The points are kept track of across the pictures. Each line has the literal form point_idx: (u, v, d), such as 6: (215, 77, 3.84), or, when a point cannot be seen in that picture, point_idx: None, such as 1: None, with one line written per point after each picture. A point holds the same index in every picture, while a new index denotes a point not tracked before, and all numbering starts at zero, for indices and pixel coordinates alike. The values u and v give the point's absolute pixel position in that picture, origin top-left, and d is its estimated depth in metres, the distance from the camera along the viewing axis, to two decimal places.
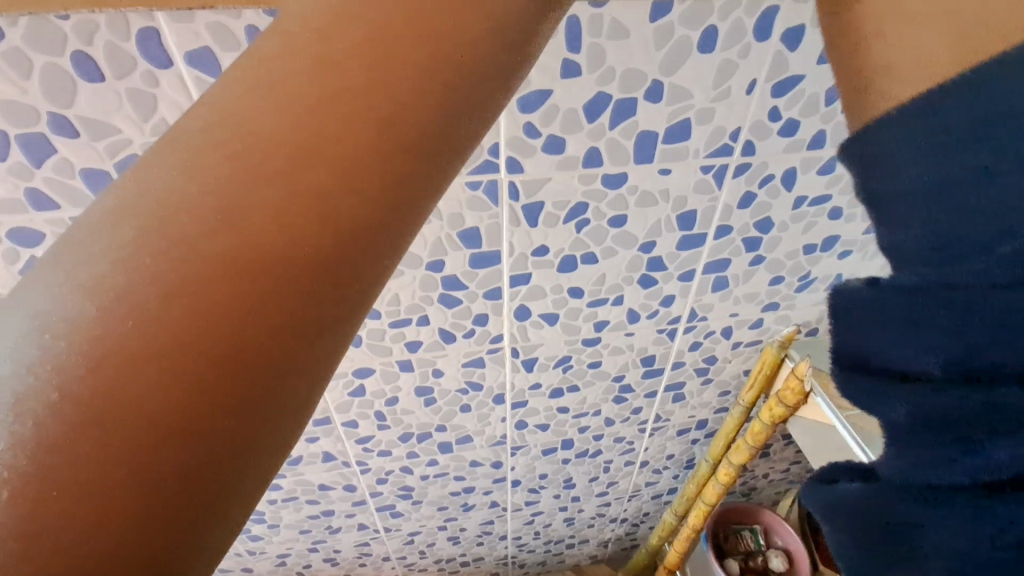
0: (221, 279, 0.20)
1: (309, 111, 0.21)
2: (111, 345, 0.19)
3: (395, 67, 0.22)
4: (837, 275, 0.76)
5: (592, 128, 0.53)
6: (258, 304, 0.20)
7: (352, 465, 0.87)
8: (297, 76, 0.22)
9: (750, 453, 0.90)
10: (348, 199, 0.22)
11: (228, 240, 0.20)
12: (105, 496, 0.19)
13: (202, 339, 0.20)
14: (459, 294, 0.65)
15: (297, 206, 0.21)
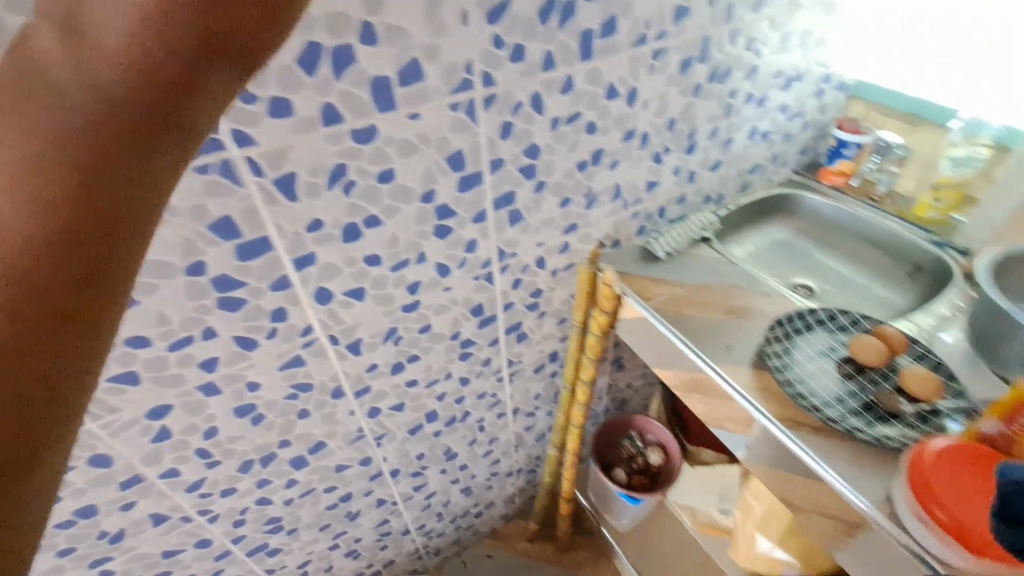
0: (27, 336, 0.22)
1: (37, 153, 0.20)
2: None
3: (112, 88, 0.20)
4: (615, 185, 0.84)
5: (315, 81, 0.50)
6: (35, 348, 0.22)
7: (194, 518, 0.78)
8: (63, 116, 0.20)
9: (595, 366, 0.98)
10: (106, 254, 0.22)
11: (17, 295, 0.21)
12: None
13: (18, 367, 0.22)
14: (239, 293, 0.59)
15: (65, 266, 0.22)
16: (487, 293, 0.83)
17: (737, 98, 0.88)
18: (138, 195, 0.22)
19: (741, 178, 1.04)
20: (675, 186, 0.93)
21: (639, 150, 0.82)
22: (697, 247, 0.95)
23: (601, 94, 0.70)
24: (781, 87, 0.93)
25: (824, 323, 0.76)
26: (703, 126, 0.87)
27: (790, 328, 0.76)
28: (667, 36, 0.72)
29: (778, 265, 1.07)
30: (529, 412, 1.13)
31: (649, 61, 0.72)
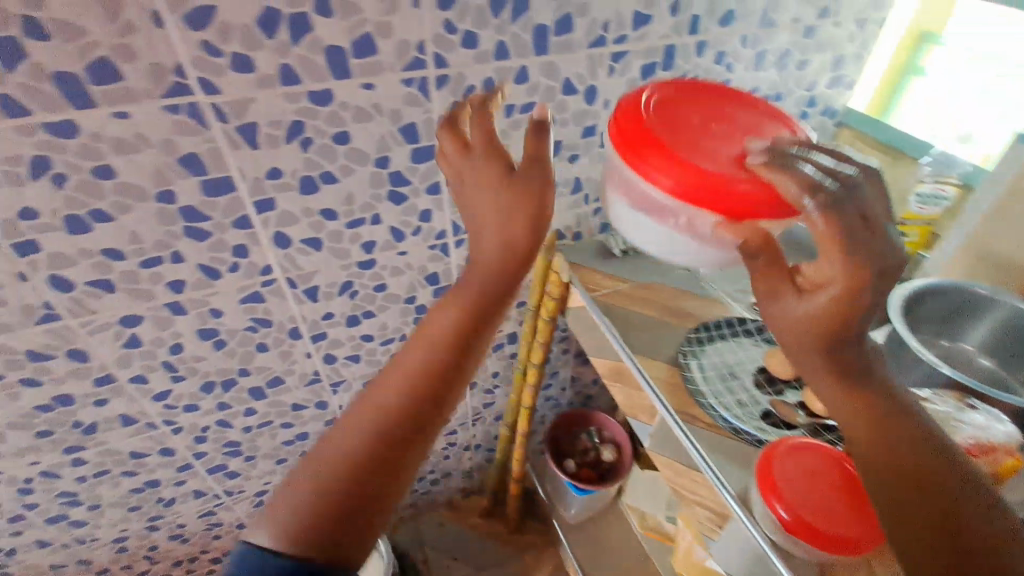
0: (391, 435, 0.53)
1: (377, 449, 0.53)
2: (334, 465, 0.52)
3: (401, 391, 0.55)
4: (575, 179, 0.89)
5: (274, 43, 0.58)
6: (414, 420, 0.54)
7: (159, 427, 0.88)
8: (387, 415, 0.54)
9: (543, 350, 1.02)
10: (433, 364, 0.56)
11: (377, 448, 0.53)
12: (338, 500, 0.50)
13: (408, 427, 0.54)
14: (205, 225, 0.68)
15: (421, 380, 0.55)
16: (443, 264, 0.89)
17: None
18: (443, 383, 0.56)
19: None
20: None
21: (599, 149, 0.86)
22: None
23: (555, 89, 0.76)
24: None
25: (750, 332, 0.80)
26: None
27: (713, 332, 0.80)
28: (627, 41, 0.75)
29: None
30: (488, 388, 1.19)
31: (608, 63, 0.77)
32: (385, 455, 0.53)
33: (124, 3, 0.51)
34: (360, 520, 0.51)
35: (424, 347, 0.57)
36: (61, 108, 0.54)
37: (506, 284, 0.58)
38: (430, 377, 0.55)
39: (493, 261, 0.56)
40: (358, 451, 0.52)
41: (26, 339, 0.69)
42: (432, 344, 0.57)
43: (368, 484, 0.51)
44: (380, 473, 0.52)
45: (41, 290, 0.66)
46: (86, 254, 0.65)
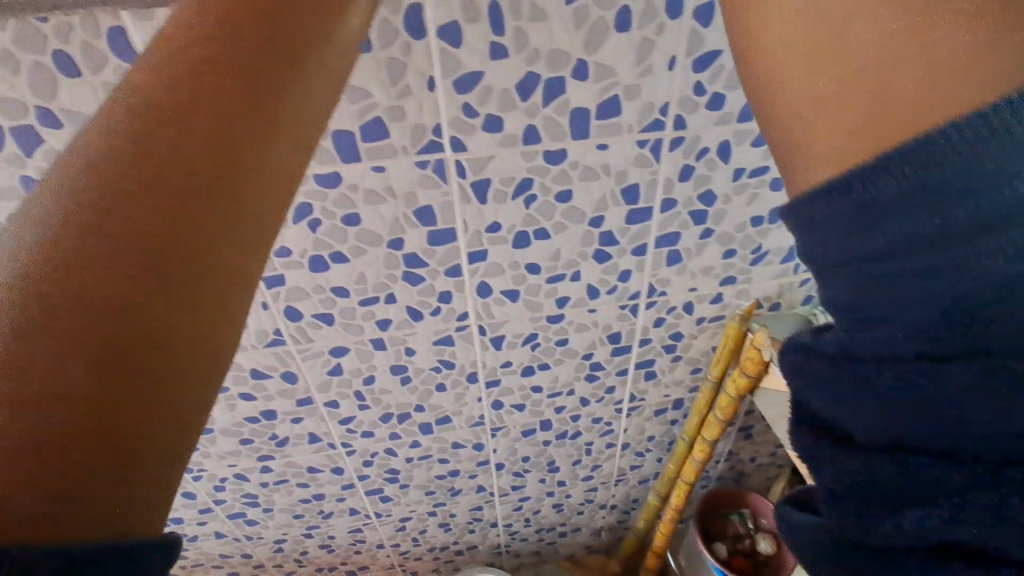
0: (136, 257, 0.29)
1: (107, 272, 0.28)
2: (35, 321, 0.26)
3: (159, 235, 0.30)
4: (790, 247, 0.79)
5: (526, 106, 0.58)
6: (164, 262, 0.29)
7: (337, 447, 0.93)
8: (100, 273, 0.28)
9: (721, 426, 0.92)
10: (166, 224, 0.30)
11: (122, 264, 0.28)
12: (56, 369, 0.25)
13: (129, 304, 0.28)
14: (421, 271, 0.70)
15: (133, 268, 0.29)
16: (628, 325, 0.85)
17: None
18: (177, 221, 0.30)
19: None
20: None
21: None
22: None
23: None
24: None
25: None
26: None
27: None
28: None
29: None
30: (639, 451, 1.11)
31: None
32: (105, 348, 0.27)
33: (406, 69, 0.53)
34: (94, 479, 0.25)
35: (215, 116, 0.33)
36: (333, 162, 0.58)
37: (230, 125, 0.34)
38: (186, 207, 0.31)
39: (162, 85, 0.33)
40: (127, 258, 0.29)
41: (255, 360, 0.76)
42: (132, 92, 0.32)
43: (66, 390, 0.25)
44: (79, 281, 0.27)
45: (277, 318, 0.71)
46: (318, 291, 0.69)
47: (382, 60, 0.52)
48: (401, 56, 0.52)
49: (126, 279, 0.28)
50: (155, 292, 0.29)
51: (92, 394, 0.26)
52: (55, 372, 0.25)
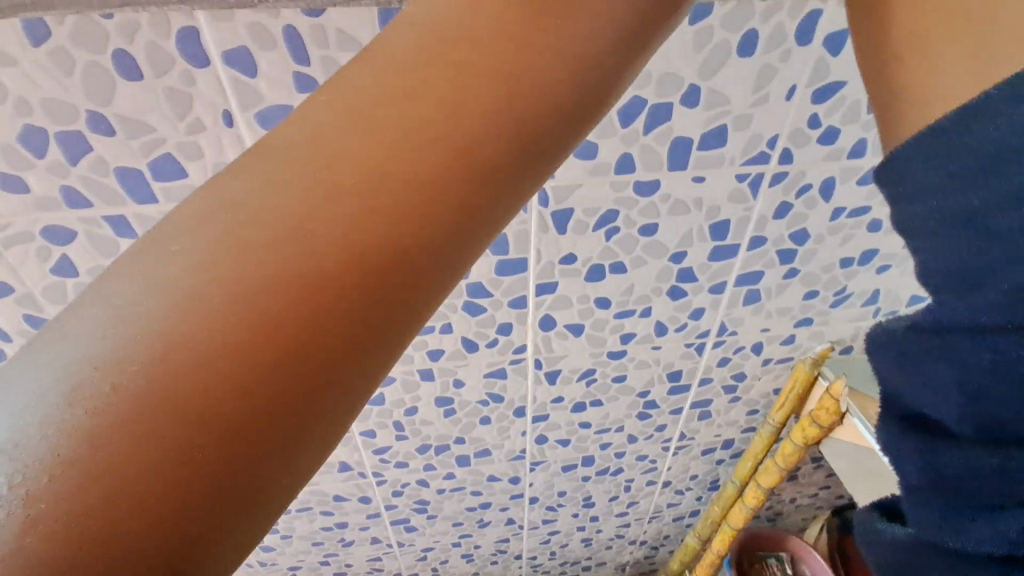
0: (288, 271, 0.22)
1: (261, 288, 0.21)
2: (178, 338, 0.20)
3: (319, 243, 0.22)
4: (875, 291, 0.73)
5: (626, 132, 0.52)
6: (315, 283, 0.22)
7: (368, 477, 0.86)
8: (251, 290, 0.21)
9: (781, 475, 0.85)
10: (332, 233, 0.22)
11: (268, 279, 0.21)
12: (184, 403, 0.20)
13: (277, 332, 0.21)
14: (484, 301, 0.64)
15: (294, 293, 0.21)
16: (691, 363, 0.79)
17: None
18: (339, 227, 0.22)
19: None
20: None
21: None
22: None
23: None
24: None
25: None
26: None
27: None
28: None
29: None
30: (679, 489, 1.05)
31: None
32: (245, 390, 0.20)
33: None
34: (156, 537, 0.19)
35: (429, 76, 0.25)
36: None
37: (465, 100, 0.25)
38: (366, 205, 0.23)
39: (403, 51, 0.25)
40: (276, 258, 0.22)
41: None
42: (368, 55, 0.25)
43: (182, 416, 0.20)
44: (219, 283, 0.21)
45: None
46: None
47: None
48: None
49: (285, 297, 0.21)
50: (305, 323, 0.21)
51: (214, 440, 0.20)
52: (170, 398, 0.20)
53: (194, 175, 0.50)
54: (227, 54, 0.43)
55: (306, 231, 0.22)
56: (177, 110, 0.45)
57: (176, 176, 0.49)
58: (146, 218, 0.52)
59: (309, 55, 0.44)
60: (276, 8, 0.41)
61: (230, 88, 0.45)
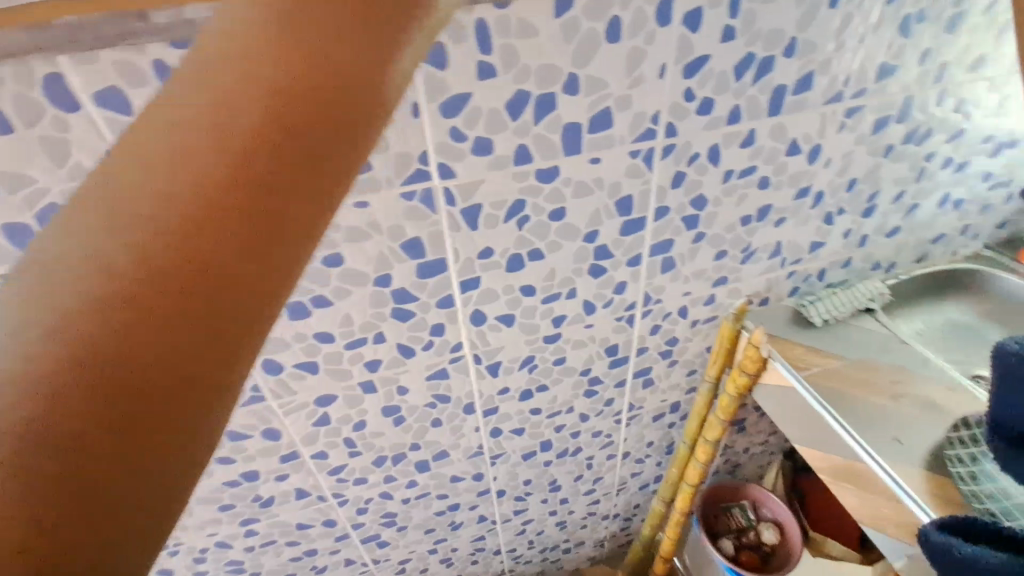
0: (146, 288, 0.20)
1: (114, 316, 0.20)
2: (20, 383, 0.19)
3: (181, 260, 0.21)
4: (777, 243, 0.79)
5: (516, 124, 0.54)
6: (181, 296, 0.21)
7: (329, 499, 0.85)
8: (99, 323, 0.20)
9: (724, 427, 0.91)
10: (197, 249, 0.21)
11: (127, 305, 0.20)
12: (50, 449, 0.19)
13: (144, 359, 0.20)
14: (412, 306, 0.65)
15: (158, 314, 0.21)
16: (625, 336, 0.83)
17: (932, 162, 0.78)
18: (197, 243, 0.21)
19: (920, 249, 0.92)
20: (842, 249, 0.85)
21: (809, 210, 0.77)
22: (859, 318, 0.86)
23: (779, 151, 0.68)
24: (988, 153, 0.82)
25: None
26: (887, 190, 0.79)
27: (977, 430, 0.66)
28: (866, 94, 0.66)
29: (959, 350, 0.93)
30: (639, 457, 1.09)
31: (840, 119, 0.68)
32: (90, 438, 0.20)
33: None
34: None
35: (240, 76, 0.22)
36: None
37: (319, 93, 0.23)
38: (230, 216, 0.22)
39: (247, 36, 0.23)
40: (131, 277, 0.20)
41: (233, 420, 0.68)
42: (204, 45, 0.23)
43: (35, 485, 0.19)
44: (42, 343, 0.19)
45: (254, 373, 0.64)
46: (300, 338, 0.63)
47: None
48: None
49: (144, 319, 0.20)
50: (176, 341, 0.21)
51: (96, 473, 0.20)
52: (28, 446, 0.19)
53: None
54: (98, 95, 0.42)
55: (145, 255, 0.20)
56: (54, 158, 0.44)
57: None
58: None
59: None
60: (141, 45, 0.41)
61: (107, 129, 0.44)
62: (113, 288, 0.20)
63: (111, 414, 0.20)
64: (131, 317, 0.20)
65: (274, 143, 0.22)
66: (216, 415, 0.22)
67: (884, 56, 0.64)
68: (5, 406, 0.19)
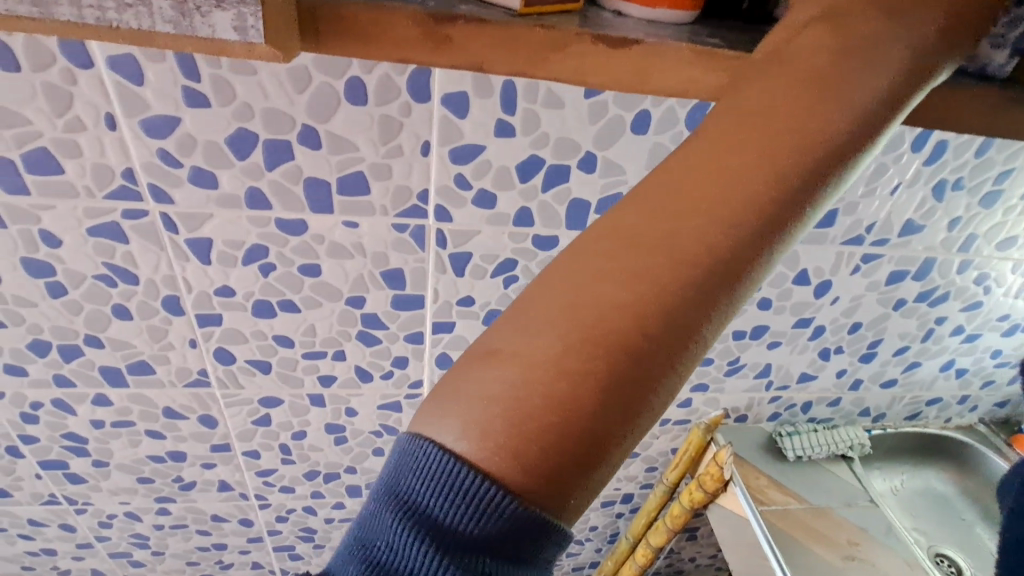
0: (644, 302, 0.28)
1: (609, 311, 0.28)
2: (573, 337, 0.28)
3: (635, 283, 0.28)
4: (765, 364, 0.77)
5: (524, 187, 0.53)
6: (656, 314, 0.28)
7: (250, 499, 0.82)
8: (607, 315, 0.28)
9: (669, 535, 0.86)
10: (608, 283, 0.29)
11: (611, 309, 0.28)
12: (567, 392, 0.27)
13: (623, 351, 0.27)
14: (379, 333, 0.63)
15: (619, 324, 0.28)
16: None
17: (943, 325, 0.76)
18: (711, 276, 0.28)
19: (913, 406, 0.89)
20: (832, 388, 0.82)
21: (806, 340, 0.74)
22: (833, 462, 0.83)
23: (786, 277, 0.66)
24: (1002, 331, 0.79)
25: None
26: (891, 341, 0.77)
27: None
28: (886, 244, 0.65)
29: (922, 521, 0.91)
30: (579, 539, 1.04)
31: (856, 261, 0.66)
32: (583, 399, 0.27)
33: (401, 129, 0.48)
34: (558, 485, 0.27)
35: (710, 163, 0.30)
36: (302, 210, 0.52)
37: (704, 171, 0.30)
38: (699, 256, 0.28)
39: (733, 122, 0.31)
40: (582, 289, 0.29)
41: (171, 398, 0.66)
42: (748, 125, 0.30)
43: (552, 402, 0.27)
44: (581, 303, 0.28)
45: (204, 358, 0.63)
46: (258, 336, 0.62)
47: (376, 115, 0.47)
48: (398, 116, 0.47)
49: (656, 318, 0.28)
50: (663, 344, 0.28)
51: (606, 433, 0.27)
52: (593, 392, 0.27)
53: (73, 173, 0.47)
54: (114, 60, 0.42)
55: (642, 272, 0.28)
56: (57, 107, 0.44)
57: (50, 173, 0.47)
58: (15, 210, 0.49)
59: (199, 72, 0.43)
60: None
61: (115, 94, 0.44)
62: (619, 284, 0.28)
63: (618, 371, 0.27)
64: (617, 314, 0.28)
65: (763, 227, 0.29)
66: (637, 426, 0.28)
67: (913, 213, 0.62)
68: (571, 344, 0.28)
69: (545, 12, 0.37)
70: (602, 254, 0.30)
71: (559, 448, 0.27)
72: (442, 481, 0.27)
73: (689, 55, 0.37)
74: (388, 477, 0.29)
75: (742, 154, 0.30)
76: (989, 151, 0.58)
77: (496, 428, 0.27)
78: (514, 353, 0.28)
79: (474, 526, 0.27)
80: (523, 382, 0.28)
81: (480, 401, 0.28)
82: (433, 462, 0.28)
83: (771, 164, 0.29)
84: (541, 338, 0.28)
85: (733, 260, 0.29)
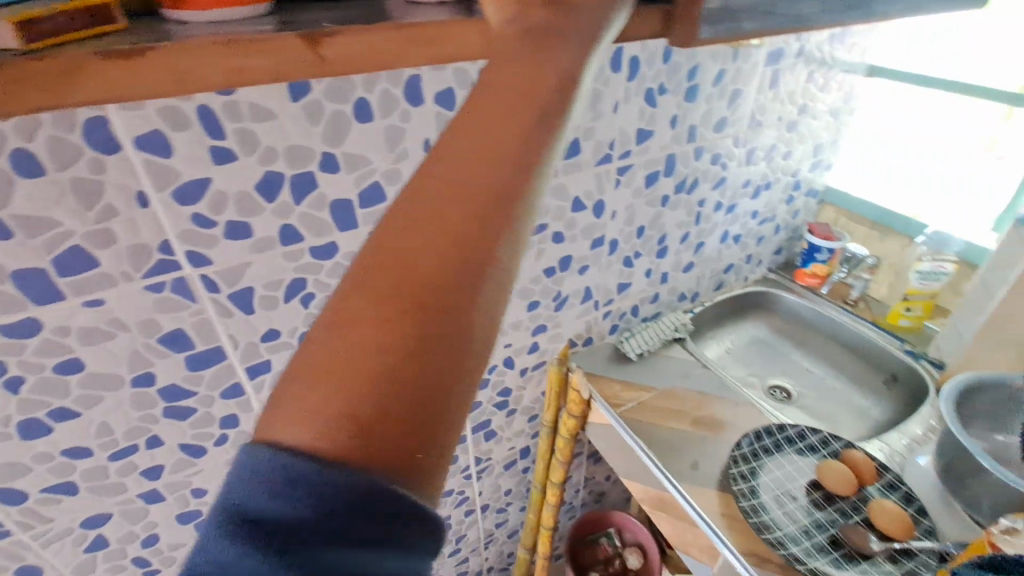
0: (439, 275, 0.31)
1: (412, 291, 0.30)
2: (388, 319, 0.30)
3: (429, 257, 0.31)
4: (585, 288, 0.85)
5: (274, 206, 0.52)
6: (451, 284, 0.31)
7: None
8: (411, 298, 0.30)
9: (565, 467, 0.94)
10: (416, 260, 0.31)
11: (413, 289, 0.30)
12: (388, 378, 0.29)
13: (432, 323, 0.30)
14: (189, 402, 0.59)
15: (423, 300, 0.30)
16: None
17: (706, 206, 0.91)
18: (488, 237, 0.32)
19: (715, 277, 1.06)
20: (647, 286, 0.95)
21: (607, 256, 0.84)
22: (669, 347, 0.95)
23: (565, 208, 0.73)
24: (750, 195, 0.96)
25: (815, 449, 0.74)
26: (672, 232, 0.90)
27: (778, 436, 0.75)
28: (631, 154, 0.75)
29: (752, 366, 1.07)
30: (500, 507, 1.09)
31: (614, 176, 0.75)
32: (408, 381, 0.29)
33: (102, 188, 0.44)
34: (400, 458, 0.29)
35: (476, 137, 0.33)
36: (23, 307, 0.46)
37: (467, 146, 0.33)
38: (473, 224, 0.32)
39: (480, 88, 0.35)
40: (386, 274, 0.31)
41: None
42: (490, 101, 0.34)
43: (376, 386, 0.29)
44: (387, 293, 0.30)
45: None
46: (42, 460, 0.54)
47: (64, 181, 0.43)
48: (92, 174, 0.43)
49: (450, 291, 0.31)
50: (463, 314, 0.31)
51: (433, 406, 0.30)
52: (421, 368, 0.30)
53: None
54: None
55: (430, 246, 0.31)
56: None
57: None
58: None
59: None
60: None
61: None
62: (420, 256, 0.31)
63: (431, 340, 0.30)
64: (421, 288, 0.30)
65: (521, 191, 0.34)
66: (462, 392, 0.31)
67: (639, 123, 0.72)
68: (392, 323, 0.30)
69: (61, 42, 0.36)
70: (396, 238, 0.31)
71: (400, 428, 0.29)
72: (275, 483, 0.28)
73: (227, 45, 0.39)
74: (230, 496, 0.28)
75: (494, 121, 0.34)
76: (673, 56, 0.69)
77: (336, 431, 0.28)
78: (347, 349, 0.29)
79: (308, 516, 0.27)
80: (350, 380, 0.29)
81: (326, 401, 0.29)
82: (275, 473, 0.28)
83: (506, 133, 0.34)
84: (362, 323, 0.30)
85: (491, 226, 0.32)
